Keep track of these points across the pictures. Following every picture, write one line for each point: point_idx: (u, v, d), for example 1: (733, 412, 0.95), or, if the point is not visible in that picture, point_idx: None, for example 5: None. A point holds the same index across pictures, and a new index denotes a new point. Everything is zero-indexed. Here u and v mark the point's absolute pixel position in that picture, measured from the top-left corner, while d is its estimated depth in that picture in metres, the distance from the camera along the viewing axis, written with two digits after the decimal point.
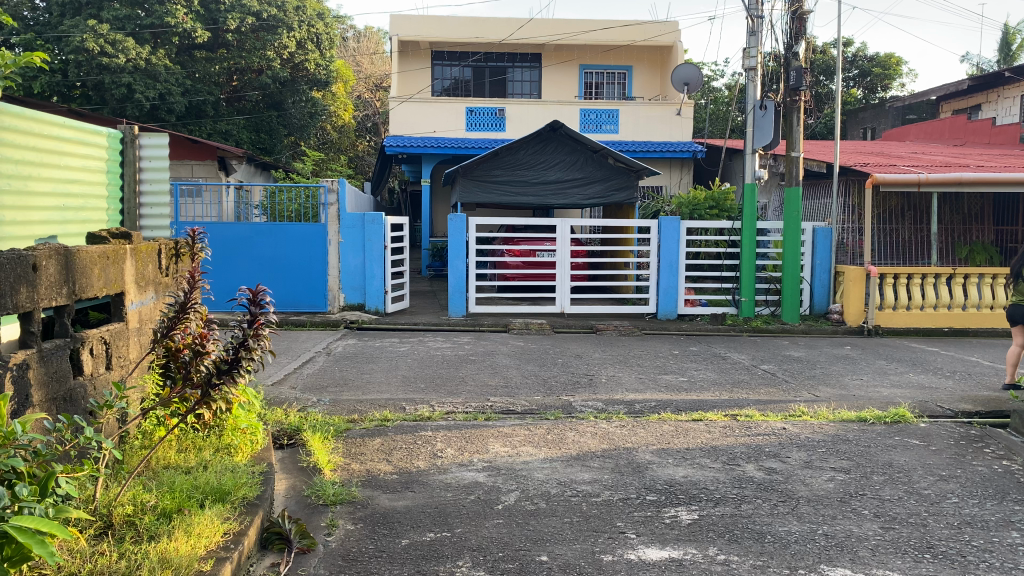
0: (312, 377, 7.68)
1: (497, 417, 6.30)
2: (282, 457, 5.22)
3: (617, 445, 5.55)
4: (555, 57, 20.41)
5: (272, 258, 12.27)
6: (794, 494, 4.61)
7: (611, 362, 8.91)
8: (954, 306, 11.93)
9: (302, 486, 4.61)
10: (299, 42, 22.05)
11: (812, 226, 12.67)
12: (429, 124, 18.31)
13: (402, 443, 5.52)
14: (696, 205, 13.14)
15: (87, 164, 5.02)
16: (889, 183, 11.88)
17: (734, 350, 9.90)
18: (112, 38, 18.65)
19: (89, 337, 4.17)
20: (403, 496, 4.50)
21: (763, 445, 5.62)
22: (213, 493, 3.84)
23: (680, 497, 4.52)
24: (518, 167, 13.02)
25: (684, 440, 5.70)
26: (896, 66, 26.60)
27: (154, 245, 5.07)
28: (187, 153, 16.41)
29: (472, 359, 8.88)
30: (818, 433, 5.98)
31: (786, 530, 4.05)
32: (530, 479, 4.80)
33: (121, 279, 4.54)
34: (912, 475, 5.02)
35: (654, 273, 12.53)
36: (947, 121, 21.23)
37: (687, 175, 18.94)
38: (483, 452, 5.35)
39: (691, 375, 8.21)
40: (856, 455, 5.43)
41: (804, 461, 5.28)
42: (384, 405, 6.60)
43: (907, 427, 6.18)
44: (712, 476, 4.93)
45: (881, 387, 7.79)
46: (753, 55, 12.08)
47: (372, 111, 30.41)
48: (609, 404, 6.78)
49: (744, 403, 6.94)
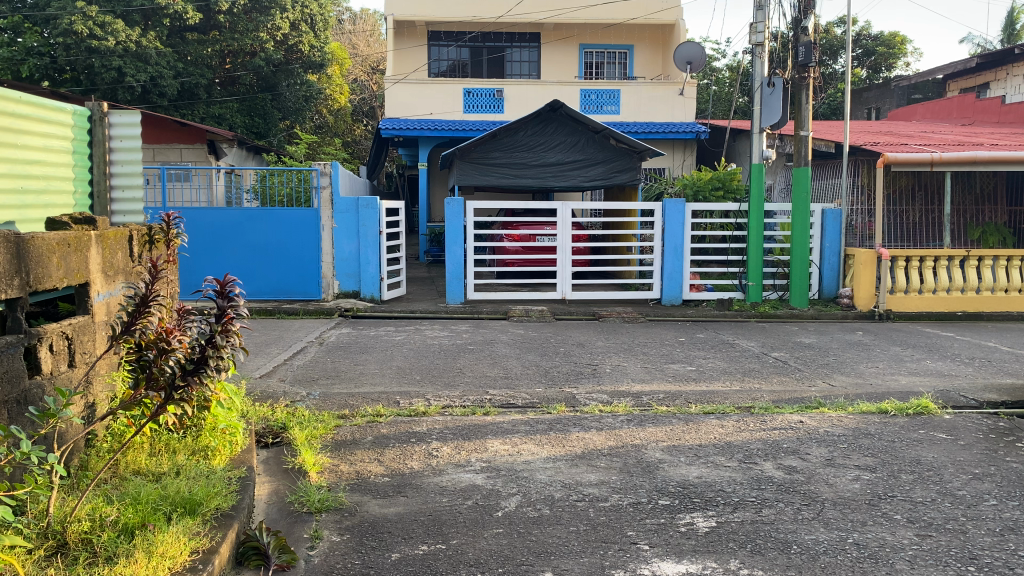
0: (303, 369, 7.34)
1: (498, 411, 5.95)
2: (266, 457, 4.88)
3: (625, 442, 5.19)
4: (554, 35, 19.89)
5: (264, 246, 11.89)
6: (818, 496, 4.27)
7: (615, 350, 8.58)
8: (968, 289, 11.57)
9: (285, 491, 4.27)
10: (293, 24, 21.59)
11: (821, 207, 12.13)
12: (426, 105, 17.91)
13: (395, 442, 5.16)
14: (700, 187, 12.69)
15: (47, 143, 4.59)
16: (901, 163, 11.46)
17: (743, 337, 9.53)
18: (101, 20, 18.29)
19: (48, 331, 3.79)
20: (395, 502, 4.16)
21: (780, 441, 5.27)
22: (182, 504, 3.50)
23: (695, 502, 4.16)
24: (517, 149, 12.60)
25: (696, 436, 5.35)
26: (902, 44, 25.86)
27: (124, 230, 4.68)
28: (176, 137, 16.02)
29: (470, 348, 8.51)
30: (838, 427, 5.64)
31: (814, 540, 3.70)
32: (532, 482, 4.44)
33: (85, 269, 4.17)
34: (943, 474, 4.66)
35: (658, 257, 12.12)
36: (955, 100, 20.80)
37: (690, 156, 18.53)
38: (482, 451, 5.00)
39: (699, 364, 7.86)
40: (880, 451, 5.09)
41: (825, 458, 4.93)
42: (378, 399, 6.25)
43: (931, 420, 5.85)
44: (729, 476, 4.58)
45: (899, 375, 7.46)
46: (761, 30, 11.61)
47: (369, 95, 29.91)
48: (615, 396, 6.42)
49: (758, 394, 6.60)
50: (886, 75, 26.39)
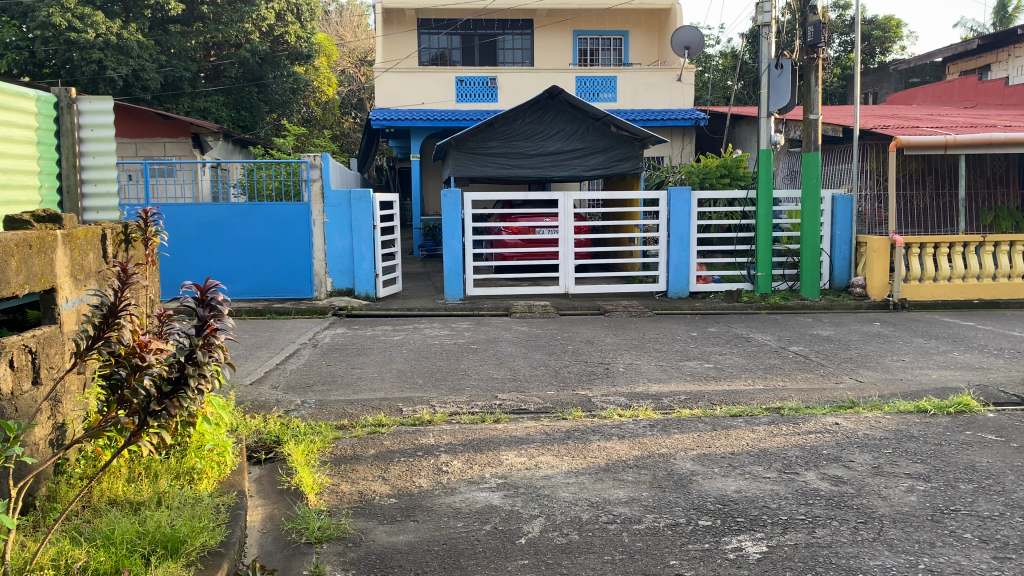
0: (297, 374, 6.88)
1: (508, 418, 5.51)
2: (259, 475, 4.45)
3: (652, 451, 4.76)
4: (547, 22, 19.36)
5: (253, 242, 11.41)
6: (873, 512, 3.85)
7: (625, 346, 8.15)
8: (984, 276, 11.18)
9: (281, 516, 3.82)
10: (278, 14, 21.08)
11: (831, 194, 11.72)
12: (417, 95, 17.39)
13: (401, 457, 4.70)
14: (707, 174, 12.26)
15: (10, 131, 4.10)
16: (914, 146, 11.05)
17: (757, 331, 9.10)
18: (80, 12, 17.73)
19: (8, 345, 3.31)
20: (405, 529, 3.71)
21: (819, 447, 4.84)
22: (163, 543, 3.06)
23: (740, 522, 3.73)
24: (514, 138, 12.11)
25: (726, 442, 4.92)
26: (897, 28, 25.44)
27: (97, 229, 4.20)
28: (159, 131, 15.52)
29: (473, 348, 8.06)
30: (878, 429, 5.22)
31: (881, 566, 3.27)
32: (555, 501, 4.00)
33: (50, 273, 3.68)
34: (1004, 482, 4.25)
35: (663, 248, 11.69)
36: (956, 82, 20.40)
37: (689, 143, 18.13)
38: (496, 464, 4.56)
39: (717, 361, 7.43)
40: (930, 457, 4.66)
41: (872, 466, 4.51)
42: (378, 407, 5.80)
43: (975, 419, 5.43)
44: (770, 489, 4.16)
45: (928, 368, 7.07)
46: (767, 11, 11.09)
47: (357, 86, 29.28)
48: (634, 399, 5.98)
49: (785, 393, 6.18)
50: (881, 59, 25.77)
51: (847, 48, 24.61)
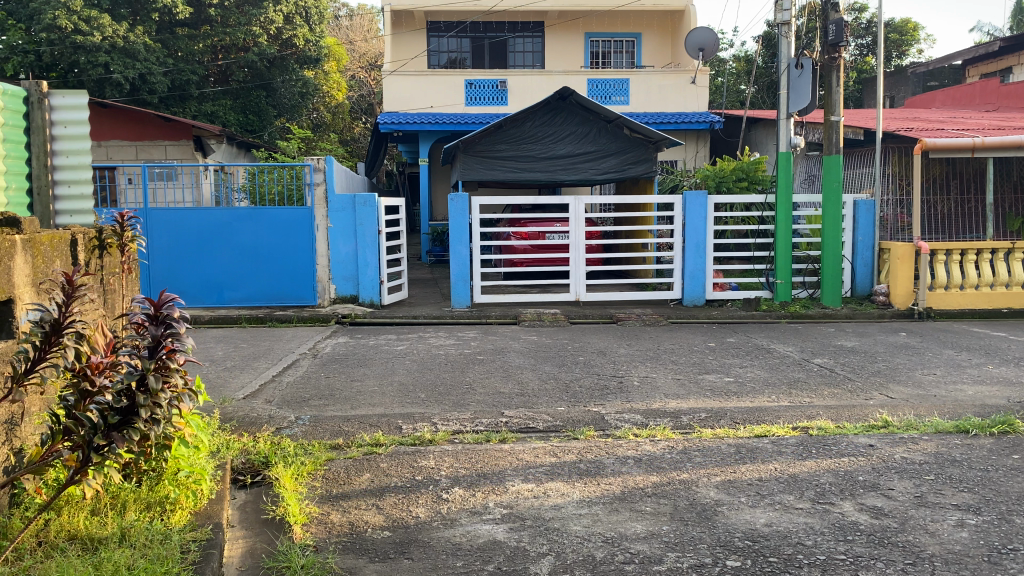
0: (293, 387, 6.52)
1: (515, 437, 5.14)
2: (243, 501, 4.08)
3: (671, 477, 4.38)
4: (559, 24, 19.00)
5: (254, 248, 11.07)
6: (921, 551, 3.43)
7: (640, 358, 7.75)
8: (1012, 284, 10.75)
9: (262, 553, 3.44)
10: (287, 17, 20.82)
11: (853, 198, 11.29)
12: (425, 98, 17.07)
13: (399, 483, 4.32)
14: (723, 178, 11.87)
15: None
16: (940, 149, 10.62)
17: (778, 341, 8.68)
18: (86, 15, 17.51)
19: None
20: (397, 569, 3.32)
21: (855, 472, 4.44)
22: None
23: (772, 563, 3.33)
24: (524, 140, 11.75)
25: (752, 468, 4.52)
26: (914, 31, 24.96)
27: (65, 234, 3.85)
28: (160, 134, 15.29)
29: (479, 359, 7.68)
30: (917, 452, 4.80)
31: None
32: (566, 537, 3.61)
33: (9, 282, 3.32)
34: None
35: (678, 254, 11.26)
36: (978, 85, 19.90)
37: (704, 147, 17.70)
38: (501, 492, 4.18)
39: (737, 374, 7.01)
40: (978, 485, 4.24)
41: (914, 495, 4.09)
42: (377, 424, 5.42)
43: (1021, 441, 5.00)
44: (803, 523, 3.76)
45: (963, 384, 6.62)
46: (786, 9, 10.70)
47: (367, 91, 28.85)
48: (651, 417, 5.59)
49: (813, 411, 5.76)
50: (898, 62, 25.31)
51: (864, 52, 24.16)
